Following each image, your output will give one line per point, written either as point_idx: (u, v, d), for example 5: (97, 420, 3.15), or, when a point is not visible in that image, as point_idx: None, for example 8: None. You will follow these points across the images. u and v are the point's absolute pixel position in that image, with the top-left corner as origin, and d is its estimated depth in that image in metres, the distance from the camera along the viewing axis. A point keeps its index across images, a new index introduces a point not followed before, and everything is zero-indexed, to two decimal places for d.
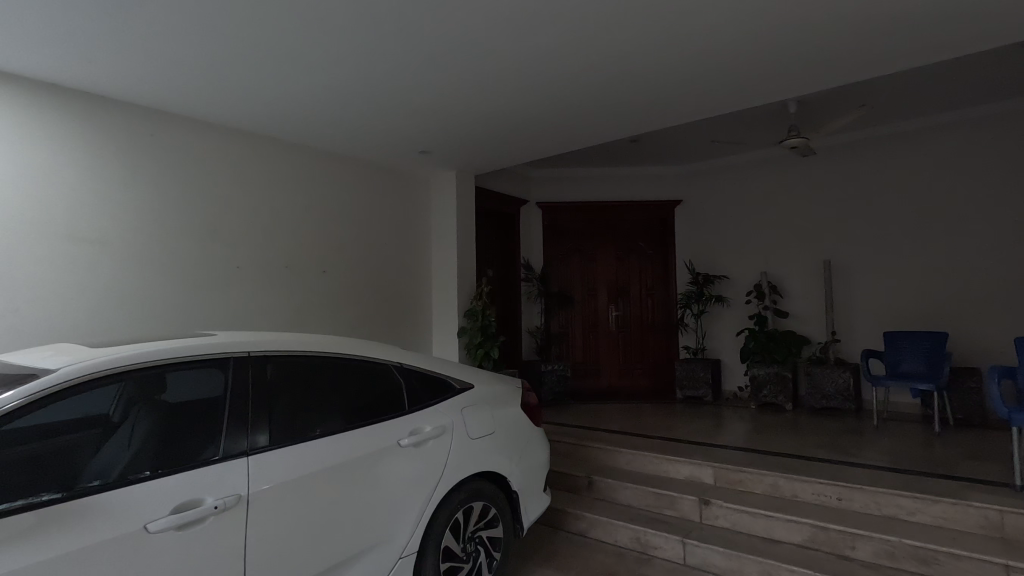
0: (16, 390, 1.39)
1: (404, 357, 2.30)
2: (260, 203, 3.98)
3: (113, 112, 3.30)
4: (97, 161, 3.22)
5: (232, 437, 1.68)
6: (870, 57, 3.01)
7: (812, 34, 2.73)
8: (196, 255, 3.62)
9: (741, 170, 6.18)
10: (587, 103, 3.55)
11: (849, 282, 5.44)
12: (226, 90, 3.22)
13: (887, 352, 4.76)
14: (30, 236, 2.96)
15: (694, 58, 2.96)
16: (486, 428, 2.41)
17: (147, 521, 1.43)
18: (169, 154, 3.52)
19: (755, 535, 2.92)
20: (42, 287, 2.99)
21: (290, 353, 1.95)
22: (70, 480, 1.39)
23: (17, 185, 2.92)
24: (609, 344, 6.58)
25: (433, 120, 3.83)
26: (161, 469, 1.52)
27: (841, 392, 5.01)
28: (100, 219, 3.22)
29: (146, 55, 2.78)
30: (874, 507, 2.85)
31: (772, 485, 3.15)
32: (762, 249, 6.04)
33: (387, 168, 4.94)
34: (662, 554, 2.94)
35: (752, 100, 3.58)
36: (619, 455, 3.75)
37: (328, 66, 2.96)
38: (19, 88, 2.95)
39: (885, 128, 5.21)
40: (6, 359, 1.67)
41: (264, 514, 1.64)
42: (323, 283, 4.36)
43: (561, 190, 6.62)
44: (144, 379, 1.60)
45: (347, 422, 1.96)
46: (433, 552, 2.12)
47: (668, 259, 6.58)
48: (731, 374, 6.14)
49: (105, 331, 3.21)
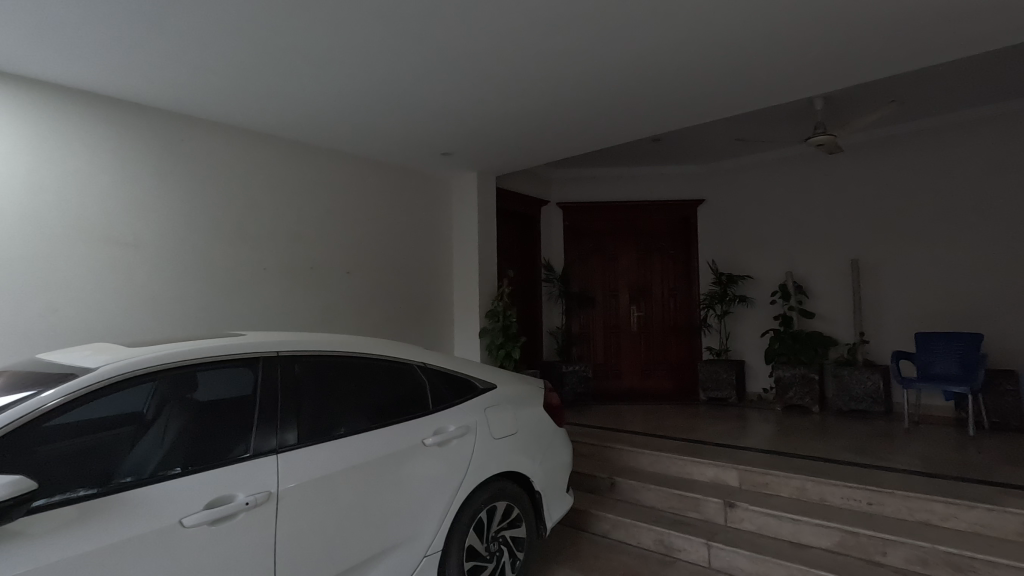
0: (57, 389, 1.45)
1: (428, 357, 2.33)
2: (285, 204, 4.04)
3: (145, 117, 3.40)
4: (130, 165, 3.32)
5: (262, 435, 1.72)
6: (904, 51, 2.94)
7: (838, 30, 2.68)
8: (224, 258, 3.70)
9: (765, 169, 6.09)
10: (610, 103, 3.53)
11: (879, 281, 5.32)
12: (255, 94, 3.28)
13: (918, 354, 4.65)
14: (68, 239, 3.07)
15: (717, 56, 2.92)
16: (509, 428, 2.42)
17: (183, 515, 1.47)
18: (198, 158, 3.61)
19: (782, 539, 2.87)
20: (79, 288, 3.10)
21: (318, 353, 1.98)
22: (105, 476, 1.43)
23: (58, 190, 3.04)
24: (631, 345, 6.54)
25: (455, 122, 3.86)
26: (192, 465, 1.56)
27: (870, 394, 4.90)
28: (133, 221, 3.32)
29: (175, 61, 2.86)
30: (907, 512, 2.78)
31: (799, 488, 3.09)
32: (787, 248, 5.94)
33: (409, 170, 4.98)
34: (686, 557, 2.91)
35: (776, 98, 3.53)
36: (642, 456, 3.73)
37: (352, 69, 3.00)
38: (57, 96, 3.07)
39: (916, 124, 5.07)
40: (46, 358, 1.73)
41: (294, 511, 1.67)
42: (346, 284, 4.41)
43: (582, 190, 6.60)
44: (176, 378, 1.64)
45: (372, 422, 1.98)
46: (458, 550, 2.14)
47: (691, 259, 6.51)
48: (755, 376, 6.06)
49: (138, 330, 3.31)
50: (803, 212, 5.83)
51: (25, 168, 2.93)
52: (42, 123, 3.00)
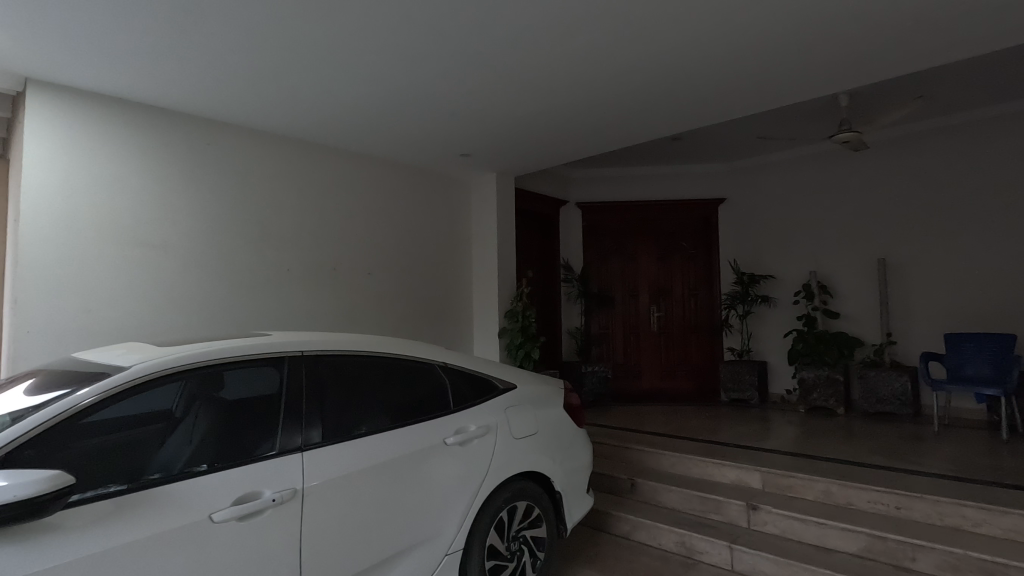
0: (93, 387, 1.50)
1: (448, 356, 2.34)
2: (308, 205, 4.10)
3: (173, 122, 3.48)
4: (158, 169, 3.40)
5: (288, 433, 1.75)
6: (932, 46, 2.88)
7: (864, 24, 2.63)
8: (248, 260, 3.77)
9: (788, 167, 6.00)
10: (630, 102, 3.51)
11: (906, 281, 5.20)
12: (278, 97, 3.34)
13: (948, 355, 4.54)
14: (99, 242, 3.15)
15: (739, 53, 2.88)
16: (529, 428, 2.42)
17: (213, 511, 1.51)
18: (224, 162, 3.68)
19: (807, 543, 2.83)
20: (111, 289, 3.18)
21: (340, 353, 2.01)
22: (135, 472, 1.47)
23: (89, 193, 3.13)
24: (651, 345, 6.49)
25: (473, 123, 3.88)
26: (218, 463, 1.59)
27: (897, 396, 4.80)
28: (161, 224, 3.40)
29: (202, 68, 2.92)
30: (937, 517, 2.72)
31: (824, 491, 3.04)
32: (810, 247, 5.84)
33: (428, 171, 5.02)
34: (709, 559, 2.88)
35: (798, 95, 3.48)
36: (662, 457, 3.70)
37: (373, 72, 3.03)
38: (88, 103, 3.17)
39: (945, 119, 4.95)
40: (81, 357, 1.79)
41: (318, 509, 1.70)
42: (368, 284, 4.45)
43: (601, 190, 6.57)
44: (204, 377, 1.68)
45: (394, 421, 2.00)
46: (479, 550, 2.15)
47: (712, 259, 6.43)
48: (778, 377, 5.97)
49: (166, 330, 3.38)
50: (827, 211, 5.73)
51: (59, 173, 3.03)
52: (72, 129, 3.09)
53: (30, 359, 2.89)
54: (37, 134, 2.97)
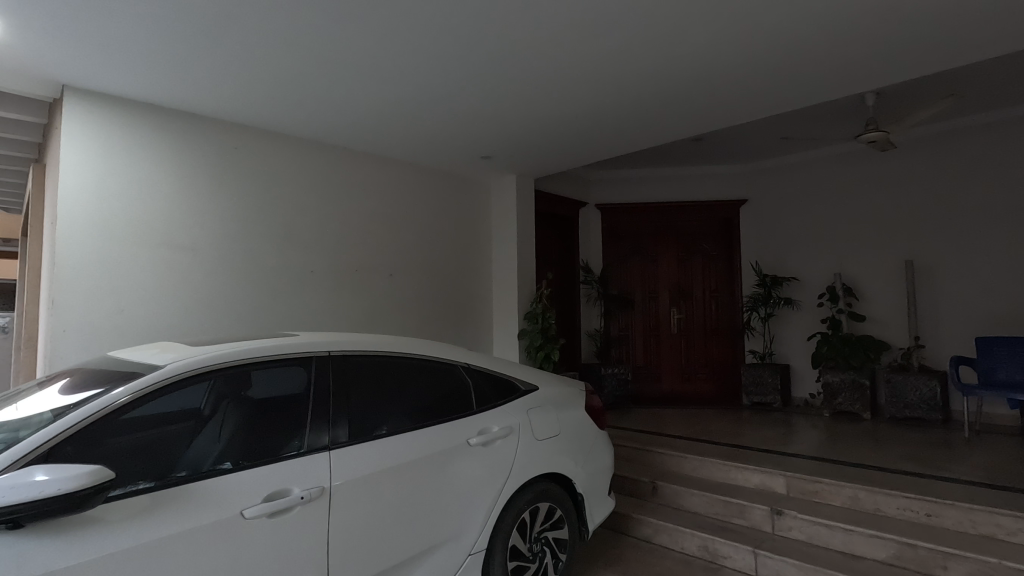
0: (127, 386, 1.54)
1: (471, 357, 2.36)
2: (330, 207, 4.15)
3: (200, 126, 3.55)
4: (187, 172, 3.47)
5: (315, 432, 1.78)
6: (965, 44, 2.82)
7: (895, 23, 2.59)
8: (272, 262, 3.82)
9: (812, 168, 5.92)
10: (653, 103, 3.50)
11: (935, 283, 5.09)
12: (303, 101, 3.38)
13: (980, 360, 4.41)
14: (132, 244, 3.24)
15: (765, 52, 2.85)
16: (552, 429, 2.42)
17: (244, 508, 1.54)
18: (251, 166, 3.75)
19: (834, 549, 2.78)
20: (144, 289, 3.27)
21: (365, 353, 2.04)
22: (164, 469, 1.49)
23: (121, 197, 3.22)
24: (671, 347, 6.43)
25: (494, 125, 3.88)
26: (245, 462, 1.61)
27: (926, 401, 4.69)
28: (191, 225, 3.48)
29: (232, 74, 2.99)
30: (969, 525, 2.66)
31: (851, 497, 2.99)
32: (835, 248, 5.75)
33: (449, 173, 5.05)
34: (732, 564, 2.85)
35: (824, 96, 3.44)
36: (684, 461, 3.67)
37: (397, 75, 3.06)
38: (123, 107, 3.26)
39: (977, 118, 4.83)
40: (117, 356, 1.84)
41: (344, 508, 1.72)
42: (389, 285, 4.49)
43: (621, 191, 6.55)
44: (232, 377, 1.72)
45: (417, 422, 2.02)
46: (501, 550, 2.16)
47: (733, 261, 6.36)
48: (801, 381, 5.88)
49: (194, 330, 3.45)
50: (852, 212, 5.64)
51: (94, 177, 3.12)
52: (107, 133, 3.19)
53: (67, 358, 2.97)
54: (73, 140, 3.06)
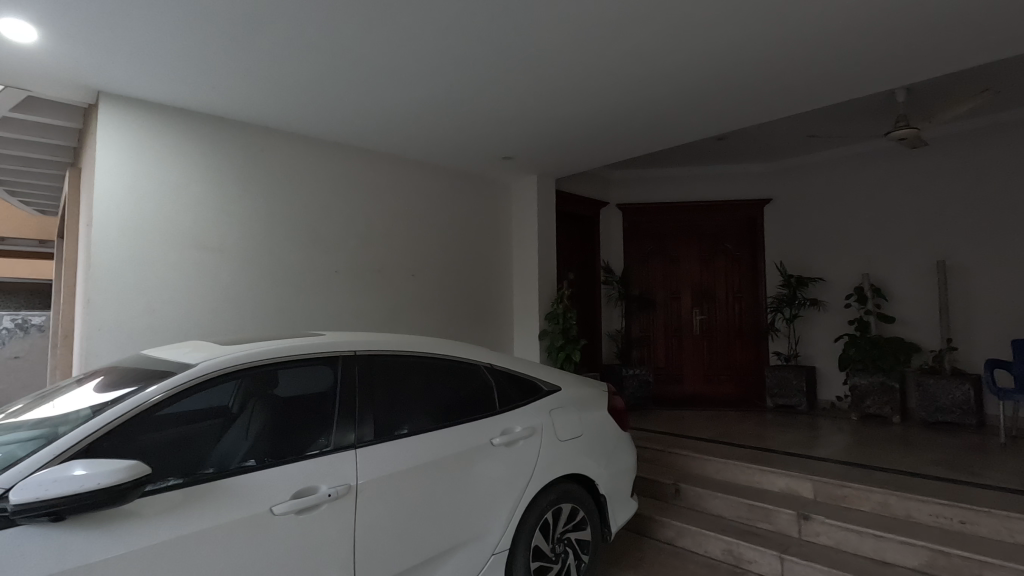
0: (159, 385, 1.58)
1: (494, 357, 2.37)
2: (354, 208, 4.20)
3: (228, 129, 3.63)
4: (217, 174, 3.55)
5: (341, 430, 1.81)
6: (999, 38, 2.74)
7: (926, 17, 2.53)
8: (296, 261, 3.88)
9: (839, 166, 5.80)
10: (675, 102, 3.47)
11: (968, 284, 4.95)
12: (328, 104, 3.42)
13: (1016, 363, 4.27)
14: (162, 245, 3.32)
15: (790, 49, 2.81)
16: (574, 430, 2.42)
17: (273, 504, 1.57)
18: (275, 167, 3.81)
19: (863, 556, 2.72)
20: (175, 288, 3.35)
21: (390, 353, 2.06)
22: (194, 465, 1.53)
23: (152, 199, 3.30)
24: (694, 347, 6.37)
25: (515, 125, 3.87)
26: (272, 459, 1.64)
27: (959, 405, 4.55)
28: (220, 226, 3.55)
29: (260, 78, 3.04)
30: (1006, 533, 2.57)
31: (881, 502, 2.92)
32: (863, 248, 5.63)
33: (470, 174, 5.07)
34: (757, 569, 2.81)
35: (852, 92, 3.37)
36: (708, 463, 3.63)
37: (422, 76, 3.07)
38: (153, 111, 3.34)
39: (1012, 113, 4.67)
40: (150, 355, 1.89)
41: (370, 506, 1.75)
42: (411, 285, 4.52)
43: (642, 191, 6.51)
44: (260, 376, 1.75)
45: (440, 422, 2.03)
46: (524, 550, 2.16)
47: (757, 261, 6.27)
48: (828, 383, 5.77)
49: (222, 330, 3.52)
50: (881, 210, 5.51)
51: (128, 179, 3.21)
52: (139, 137, 3.27)
53: (101, 356, 3.05)
54: (108, 143, 3.15)
